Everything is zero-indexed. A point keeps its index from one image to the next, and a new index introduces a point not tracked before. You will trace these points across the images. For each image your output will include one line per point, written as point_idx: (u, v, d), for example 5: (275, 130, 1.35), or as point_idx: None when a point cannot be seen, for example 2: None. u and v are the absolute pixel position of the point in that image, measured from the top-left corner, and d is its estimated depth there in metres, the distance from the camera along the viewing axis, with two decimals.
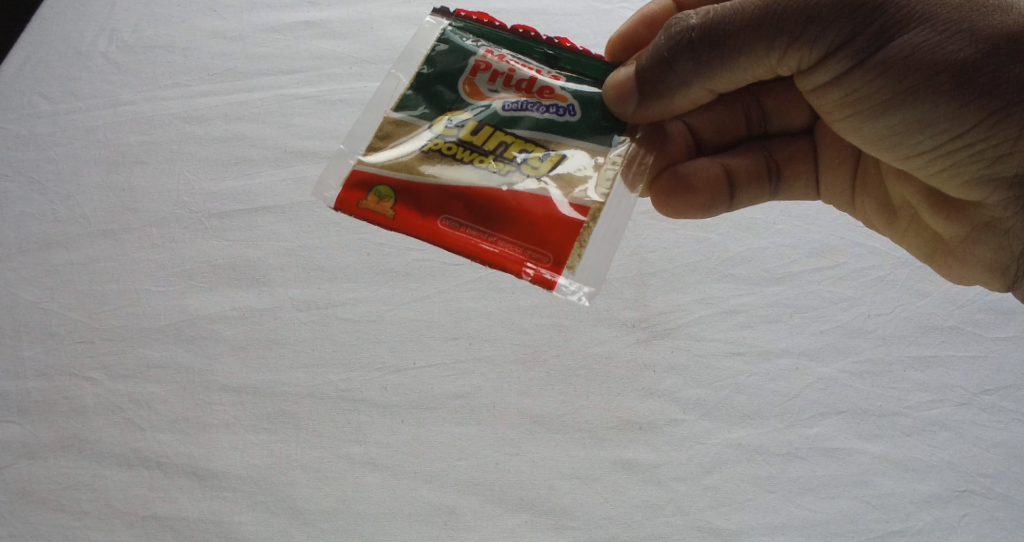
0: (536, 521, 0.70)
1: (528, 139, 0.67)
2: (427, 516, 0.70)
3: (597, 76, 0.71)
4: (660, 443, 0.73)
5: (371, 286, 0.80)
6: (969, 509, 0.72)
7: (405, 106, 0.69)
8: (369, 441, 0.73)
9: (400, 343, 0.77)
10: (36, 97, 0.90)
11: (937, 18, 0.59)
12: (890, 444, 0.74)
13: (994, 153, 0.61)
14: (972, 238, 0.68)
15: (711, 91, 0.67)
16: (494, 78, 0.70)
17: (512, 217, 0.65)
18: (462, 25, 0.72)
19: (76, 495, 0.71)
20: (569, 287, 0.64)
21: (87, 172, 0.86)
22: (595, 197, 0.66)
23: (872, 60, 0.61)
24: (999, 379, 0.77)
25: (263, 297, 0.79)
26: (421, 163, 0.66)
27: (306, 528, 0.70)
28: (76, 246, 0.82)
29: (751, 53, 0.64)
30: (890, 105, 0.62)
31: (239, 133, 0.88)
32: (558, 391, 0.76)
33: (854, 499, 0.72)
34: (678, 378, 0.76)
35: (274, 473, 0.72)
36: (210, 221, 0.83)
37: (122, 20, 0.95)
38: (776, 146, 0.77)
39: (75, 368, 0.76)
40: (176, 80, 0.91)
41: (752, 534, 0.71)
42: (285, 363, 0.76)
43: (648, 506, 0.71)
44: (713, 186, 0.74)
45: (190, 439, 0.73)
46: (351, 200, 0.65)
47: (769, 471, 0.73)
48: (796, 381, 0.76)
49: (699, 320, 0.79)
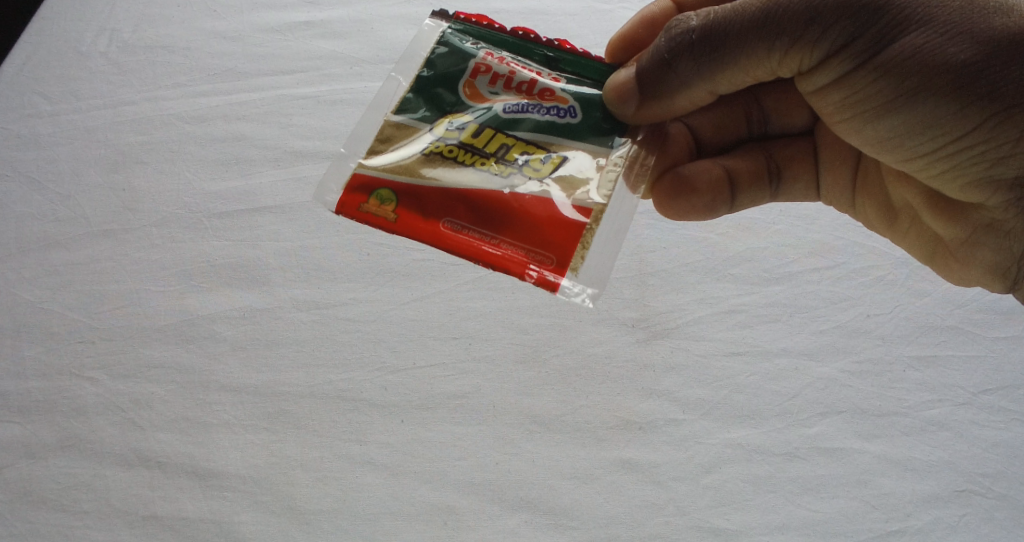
0: (536, 521, 0.71)
1: (529, 141, 0.67)
2: (427, 515, 0.71)
3: (597, 78, 0.71)
4: (659, 443, 0.74)
5: (371, 286, 0.80)
6: (968, 508, 0.72)
7: (405, 109, 0.69)
8: (369, 441, 0.73)
9: (400, 343, 0.77)
10: (36, 97, 0.90)
11: (938, 19, 0.59)
12: (890, 444, 0.74)
13: (995, 155, 0.61)
14: (973, 239, 0.68)
15: (712, 92, 0.67)
16: (494, 80, 0.70)
17: (514, 220, 0.65)
18: (461, 27, 0.72)
19: (76, 495, 0.72)
20: (572, 289, 0.64)
21: (87, 172, 0.86)
22: (597, 199, 0.66)
23: (873, 62, 0.61)
24: (999, 379, 0.77)
25: (263, 297, 0.79)
26: (422, 165, 0.66)
27: (307, 528, 0.70)
28: (76, 246, 0.82)
29: (752, 54, 0.64)
30: (891, 106, 0.62)
31: (239, 133, 0.88)
32: (558, 391, 0.76)
33: (854, 499, 0.72)
34: (678, 378, 0.76)
35: (274, 473, 0.72)
36: (210, 221, 0.83)
37: (122, 20, 0.95)
38: (776, 147, 0.77)
39: (75, 368, 0.76)
40: (176, 81, 0.91)
41: (751, 534, 0.71)
42: (285, 363, 0.76)
43: (648, 506, 0.71)
44: (714, 187, 0.74)
45: (191, 439, 0.73)
46: (352, 203, 0.65)
47: (768, 471, 0.73)
48: (795, 381, 0.76)
49: (698, 319, 0.79)
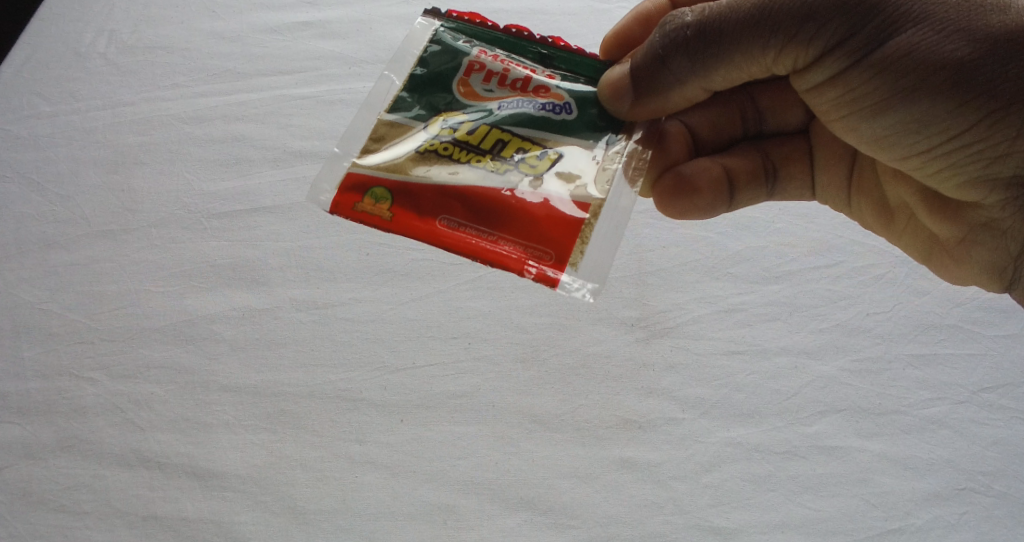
0: (536, 520, 0.71)
1: (525, 137, 0.67)
2: (427, 515, 0.71)
3: (592, 74, 0.71)
4: (659, 442, 0.73)
5: (371, 286, 0.80)
6: (968, 506, 0.72)
7: (399, 108, 0.69)
8: (369, 441, 0.73)
9: (399, 342, 0.77)
10: (36, 98, 0.90)
11: (935, 17, 0.58)
12: (889, 442, 0.74)
13: (993, 153, 0.61)
14: (970, 238, 0.68)
15: (706, 88, 0.67)
16: (488, 78, 0.70)
17: (512, 216, 0.65)
18: (453, 26, 0.72)
19: (76, 495, 0.72)
20: (571, 285, 0.64)
21: (86, 172, 0.86)
22: (595, 193, 0.66)
23: (870, 59, 0.60)
24: (999, 377, 0.77)
25: (263, 296, 0.79)
26: (417, 163, 0.66)
27: (306, 528, 0.70)
28: (75, 247, 0.82)
29: (748, 52, 0.64)
30: (888, 104, 0.61)
31: (239, 133, 0.88)
32: (557, 390, 0.76)
33: (854, 497, 0.72)
34: (677, 377, 0.76)
35: (274, 473, 0.72)
36: (210, 222, 0.83)
37: (121, 21, 0.95)
38: (774, 147, 0.77)
39: (75, 369, 0.76)
40: (176, 81, 0.91)
41: (751, 533, 0.71)
42: (285, 363, 0.76)
43: (648, 505, 0.71)
44: (713, 186, 0.74)
45: (191, 439, 0.73)
46: (346, 203, 0.65)
47: (767, 470, 0.73)
48: (794, 380, 0.76)
49: (698, 319, 0.79)
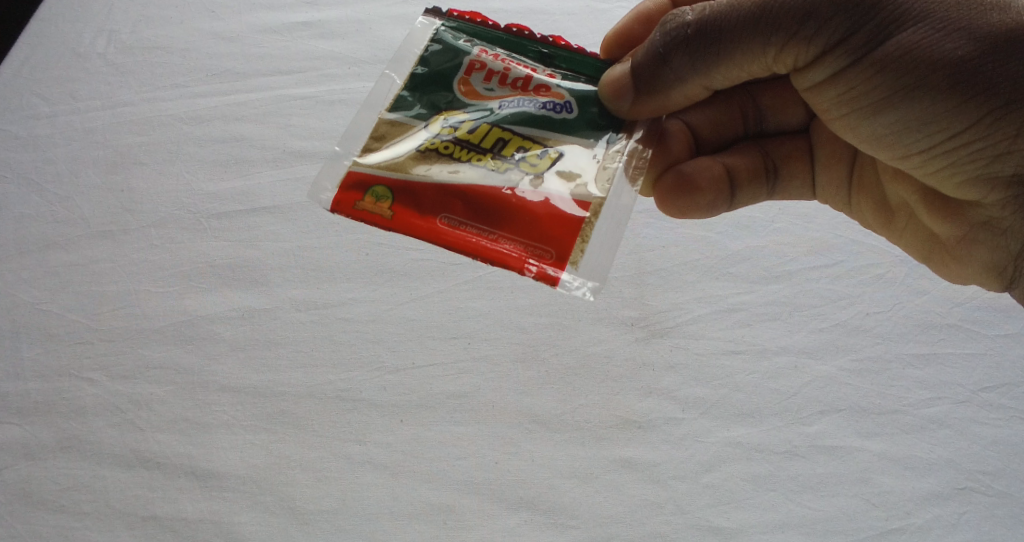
0: (536, 520, 0.70)
1: (525, 136, 0.67)
2: (427, 515, 0.70)
3: (593, 73, 0.71)
4: (658, 442, 0.73)
5: (371, 286, 0.80)
6: (968, 506, 0.72)
7: (400, 107, 0.69)
8: (369, 441, 0.73)
9: (399, 342, 0.77)
10: (35, 99, 0.90)
11: (935, 15, 0.59)
12: (889, 442, 0.74)
13: (993, 152, 0.61)
14: (971, 237, 0.68)
15: (706, 87, 0.67)
16: (489, 77, 0.70)
17: (512, 214, 0.65)
18: (454, 25, 0.72)
19: (75, 496, 0.72)
20: (572, 283, 0.63)
21: (86, 173, 0.86)
22: (596, 192, 0.66)
23: (870, 57, 0.60)
24: (999, 377, 0.77)
25: (263, 297, 0.79)
26: (418, 162, 0.66)
27: (307, 528, 0.70)
28: (75, 247, 0.82)
29: (748, 50, 0.64)
30: (888, 102, 0.62)
31: (239, 133, 0.88)
32: (557, 390, 0.76)
33: (854, 497, 0.72)
34: (677, 377, 0.76)
35: (274, 473, 0.72)
36: (209, 222, 0.83)
37: (121, 21, 0.95)
38: (774, 146, 0.77)
39: (74, 369, 0.76)
40: (176, 81, 0.91)
41: (751, 533, 0.71)
42: (285, 363, 0.76)
43: (647, 505, 0.71)
44: (714, 185, 0.74)
45: (191, 439, 0.73)
46: (347, 201, 0.65)
47: (767, 469, 0.73)
48: (795, 379, 0.76)
49: (698, 318, 0.79)
